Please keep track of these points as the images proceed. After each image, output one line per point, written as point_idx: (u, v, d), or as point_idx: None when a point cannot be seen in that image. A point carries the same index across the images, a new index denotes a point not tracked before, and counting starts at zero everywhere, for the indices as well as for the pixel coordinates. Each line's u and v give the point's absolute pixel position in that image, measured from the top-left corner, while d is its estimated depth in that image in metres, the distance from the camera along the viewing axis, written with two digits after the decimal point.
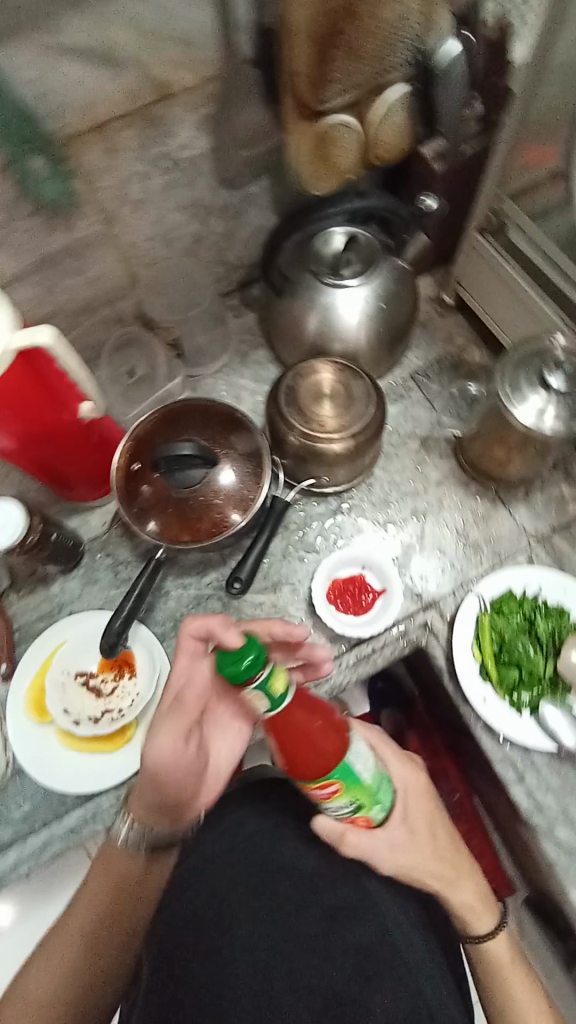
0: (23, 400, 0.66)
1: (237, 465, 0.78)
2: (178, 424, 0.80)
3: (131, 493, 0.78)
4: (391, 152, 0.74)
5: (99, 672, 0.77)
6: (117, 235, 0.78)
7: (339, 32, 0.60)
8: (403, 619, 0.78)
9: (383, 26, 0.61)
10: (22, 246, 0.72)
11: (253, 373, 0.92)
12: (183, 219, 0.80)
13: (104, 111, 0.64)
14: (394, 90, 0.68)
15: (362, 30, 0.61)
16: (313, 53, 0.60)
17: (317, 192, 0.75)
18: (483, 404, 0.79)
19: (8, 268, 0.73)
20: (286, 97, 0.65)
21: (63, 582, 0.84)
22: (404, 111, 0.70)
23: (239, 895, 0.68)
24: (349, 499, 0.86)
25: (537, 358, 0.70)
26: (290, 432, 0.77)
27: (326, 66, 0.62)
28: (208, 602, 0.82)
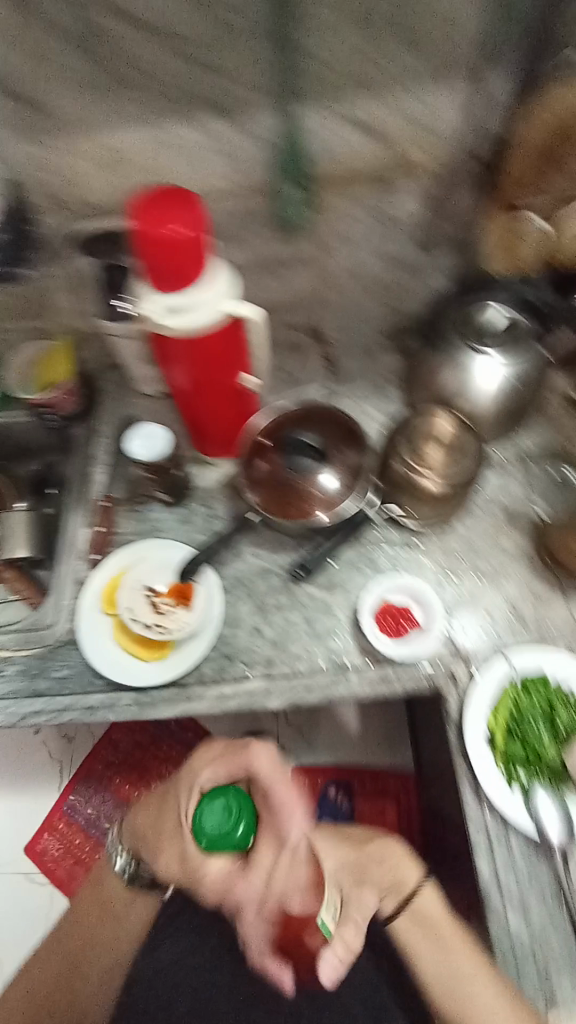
0: (210, 356, 0.81)
1: (340, 474, 0.89)
2: (307, 420, 0.93)
3: (249, 458, 0.92)
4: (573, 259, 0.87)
5: (164, 592, 0.89)
6: (319, 260, 0.93)
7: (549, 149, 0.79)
8: (432, 658, 0.83)
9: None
10: (249, 244, 0.90)
11: (381, 406, 1.03)
12: (375, 264, 0.95)
13: (349, 164, 0.82)
14: None
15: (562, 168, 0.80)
16: (524, 163, 0.81)
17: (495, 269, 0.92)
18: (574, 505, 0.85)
19: (231, 259, 0.91)
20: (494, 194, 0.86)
21: (163, 512, 1.00)
22: None
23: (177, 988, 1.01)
24: (422, 538, 0.93)
25: None
26: (396, 458, 0.88)
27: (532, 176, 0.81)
28: (269, 577, 0.92)
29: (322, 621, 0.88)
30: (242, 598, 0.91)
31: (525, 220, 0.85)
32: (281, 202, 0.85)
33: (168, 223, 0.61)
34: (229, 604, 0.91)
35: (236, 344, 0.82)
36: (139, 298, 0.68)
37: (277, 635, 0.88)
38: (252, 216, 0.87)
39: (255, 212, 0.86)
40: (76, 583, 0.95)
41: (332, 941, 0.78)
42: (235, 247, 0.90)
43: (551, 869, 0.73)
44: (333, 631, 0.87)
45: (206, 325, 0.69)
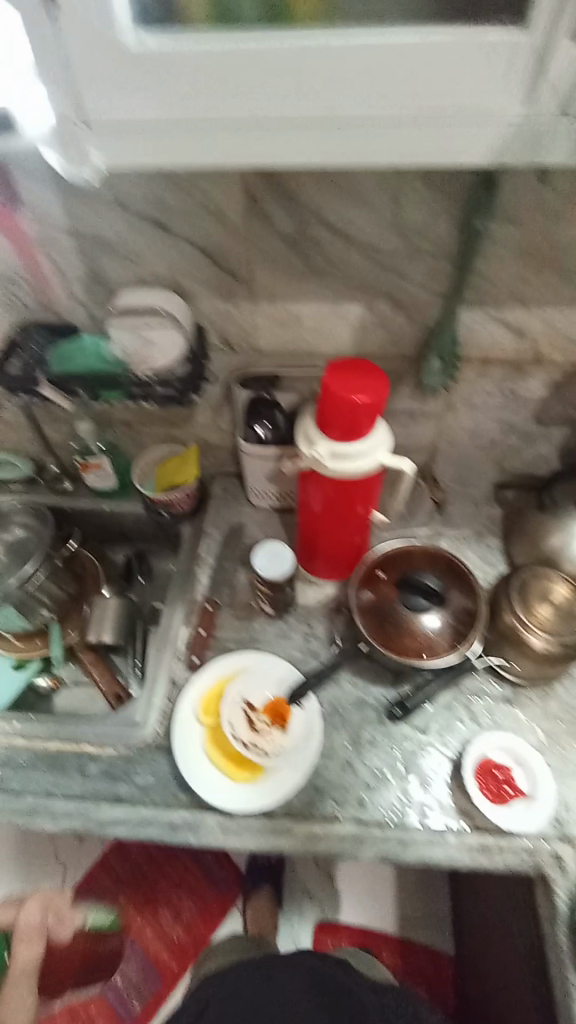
0: (349, 492, 0.86)
1: (451, 617, 0.92)
2: (419, 559, 0.98)
3: (361, 588, 0.96)
4: None
5: (261, 710, 0.90)
6: (444, 420, 1.03)
7: None
8: (537, 836, 0.80)
9: None
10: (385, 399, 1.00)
11: (482, 553, 1.09)
12: (493, 430, 1.05)
13: (490, 353, 0.92)
14: None
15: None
16: None
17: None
18: None
19: None
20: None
21: (262, 624, 1.03)
22: None
23: None
24: (522, 694, 0.92)
25: None
26: (503, 610, 0.91)
27: None
28: (365, 710, 0.92)
29: (418, 769, 0.86)
30: (336, 728, 0.90)
31: None
32: (425, 372, 0.92)
33: (354, 395, 0.70)
34: (323, 732, 0.89)
35: (375, 483, 0.87)
36: (309, 437, 0.76)
37: (372, 777, 0.85)
38: (394, 382, 0.97)
39: (398, 378, 0.96)
40: (172, 685, 0.96)
41: None
42: None
43: None
44: (430, 782, 0.84)
45: (360, 471, 0.76)
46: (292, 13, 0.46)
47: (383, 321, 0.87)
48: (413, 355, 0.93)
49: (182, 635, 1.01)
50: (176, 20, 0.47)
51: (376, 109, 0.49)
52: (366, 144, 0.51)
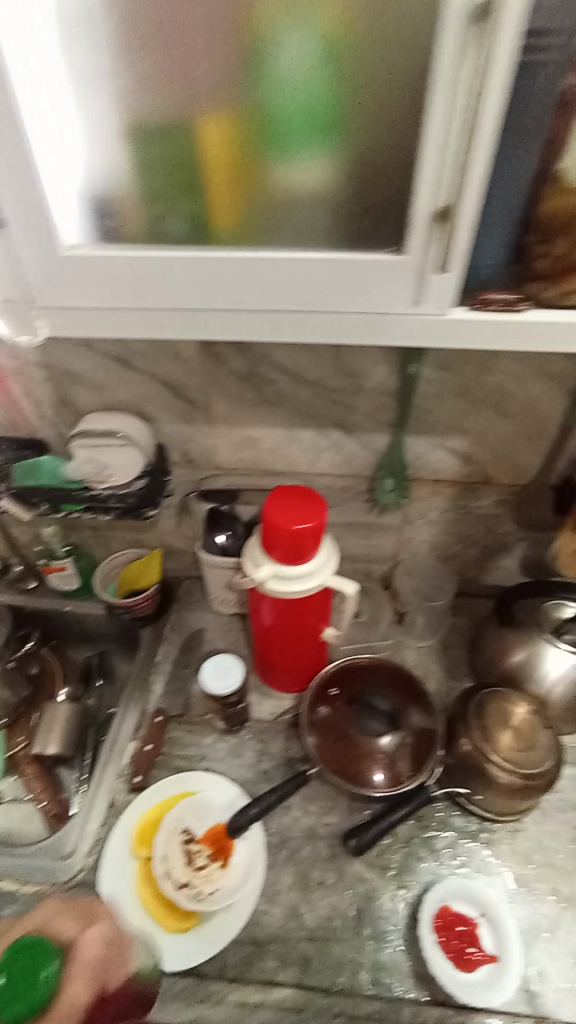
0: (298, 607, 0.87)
1: (407, 740, 0.89)
2: (375, 673, 0.95)
3: (314, 705, 0.93)
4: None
5: (201, 842, 0.83)
6: (402, 531, 1.05)
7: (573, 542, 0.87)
8: (505, 1011, 0.71)
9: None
10: (342, 510, 1.02)
11: (446, 664, 1.06)
12: (451, 542, 1.05)
13: (441, 472, 0.95)
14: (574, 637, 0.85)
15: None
16: None
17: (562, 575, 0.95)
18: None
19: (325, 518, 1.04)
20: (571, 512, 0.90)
21: (215, 740, 0.98)
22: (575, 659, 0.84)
23: None
24: (486, 830, 0.86)
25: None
26: (461, 738, 0.86)
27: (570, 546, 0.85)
28: (316, 845, 0.85)
29: (371, 920, 0.78)
30: (283, 867, 0.83)
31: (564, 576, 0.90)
32: (379, 491, 0.95)
33: (295, 521, 0.72)
34: (269, 873, 0.83)
35: (325, 596, 0.87)
36: (255, 558, 0.78)
37: (318, 930, 0.78)
38: (351, 495, 0.99)
39: (354, 493, 0.99)
40: (110, 809, 0.90)
41: None
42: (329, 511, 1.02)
43: None
44: (383, 936, 0.77)
45: (306, 593, 0.77)
46: (213, 227, 0.56)
47: (335, 443, 0.92)
48: (366, 472, 0.96)
49: (128, 752, 0.96)
50: (118, 233, 0.57)
51: (287, 305, 0.57)
52: (282, 330, 0.60)
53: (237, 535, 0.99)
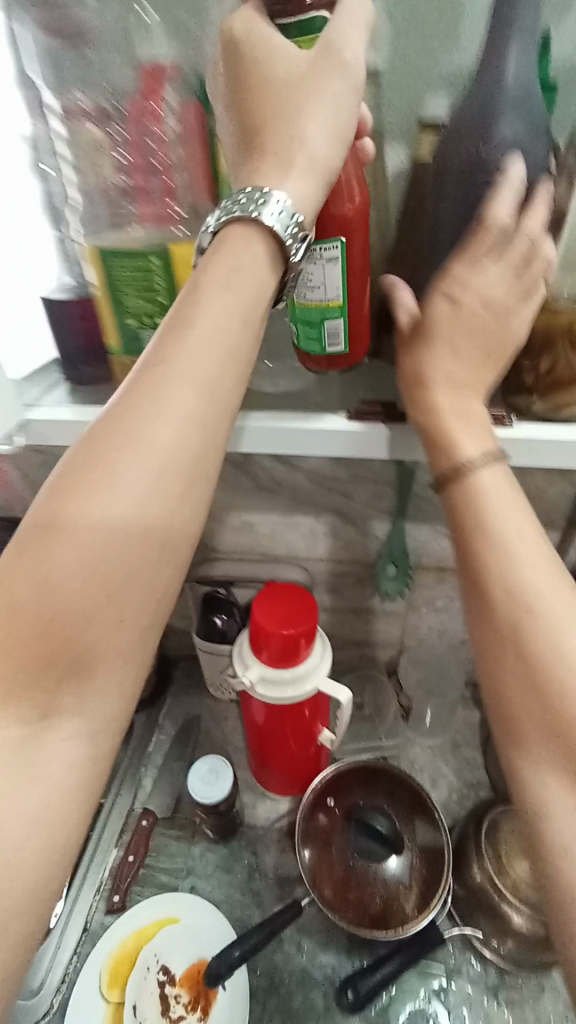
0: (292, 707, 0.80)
1: (412, 865, 0.79)
2: (377, 783, 0.87)
3: (309, 817, 0.85)
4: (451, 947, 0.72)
5: (178, 983, 0.75)
6: (407, 617, 0.99)
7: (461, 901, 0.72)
8: None
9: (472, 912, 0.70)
10: (343, 594, 0.97)
11: (459, 767, 0.97)
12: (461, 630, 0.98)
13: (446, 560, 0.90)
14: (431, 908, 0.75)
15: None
16: None
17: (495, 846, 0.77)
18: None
19: (326, 602, 0.99)
20: None
21: (203, 851, 0.90)
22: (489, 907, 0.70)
23: None
24: (508, 987, 0.74)
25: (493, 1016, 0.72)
26: (475, 869, 0.77)
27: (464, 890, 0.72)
28: (310, 992, 0.75)
29: None
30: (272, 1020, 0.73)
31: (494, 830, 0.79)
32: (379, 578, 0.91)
33: (288, 626, 0.67)
34: None
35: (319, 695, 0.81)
36: (244, 658, 0.72)
37: None
38: (351, 579, 0.95)
39: (354, 577, 0.95)
40: (83, 933, 0.82)
41: None
42: (329, 594, 0.98)
43: None
44: None
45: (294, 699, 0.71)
46: None
47: (334, 529, 0.89)
48: (367, 556, 0.92)
49: (107, 864, 0.88)
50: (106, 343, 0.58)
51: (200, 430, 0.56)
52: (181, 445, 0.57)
53: (234, 619, 0.92)
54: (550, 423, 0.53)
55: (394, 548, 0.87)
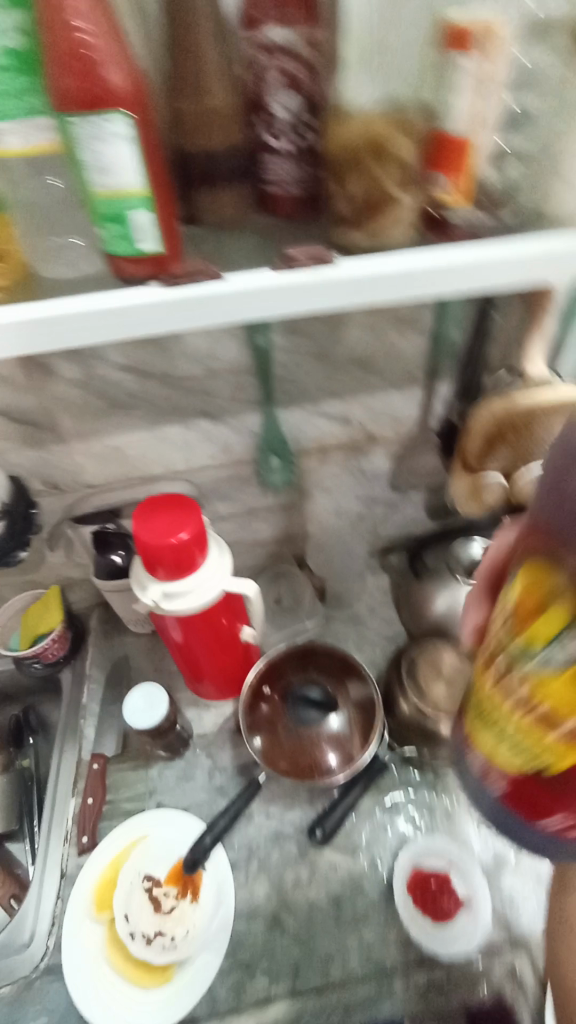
0: (206, 617, 0.81)
1: (347, 718, 0.88)
2: (307, 661, 0.93)
3: (250, 708, 0.90)
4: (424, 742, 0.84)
5: (164, 885, 0.79)
6: (303, 506, 1.01)
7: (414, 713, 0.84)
8: (484, 952, 0.72)
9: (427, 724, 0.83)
10: (237, 499, 0.96)
11: (378, 625, 1.06)
12: (355, 504, 1.03)
13: (325, 440, 0.90)
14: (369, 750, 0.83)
15: (520, 434, 0.83)
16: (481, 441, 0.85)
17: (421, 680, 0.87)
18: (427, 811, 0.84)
19: (223, 512, 0.98)
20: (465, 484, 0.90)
21: (161, 770, 0.92)
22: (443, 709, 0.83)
23: None
24: (445, 779, 0.87)
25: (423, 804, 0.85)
26: (403, 699, 0.87)
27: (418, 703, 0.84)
28: (284, 845, 0.83)
29: (353, 902, 0.77)
30: (256, 879, 0.80)
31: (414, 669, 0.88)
32: (266, 473, 0.91)
33: (174, 535, 0.65)
34: (241, 889, 0.79)
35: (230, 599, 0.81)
36: (143, 582, 0.70)
37: (301, 931, 0.76)
38: (241, 483, 0.93)
39: (243, 479, 0.93)
40: (61, 879, 0.82)
41: None
42: (223, 503, 0.96)
43: None
44: (366, 915, 0.76)
45: (200, 608, 0.70)
46: None
47: (206, 434, 0.85)
48: (250, 455, 0.90)
49: (68, 812, 0.87)
50: None
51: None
52: None
53: (131, 549, 0.88)
54: (372, 252, 0.49)
55: (272, 438, 0.86)
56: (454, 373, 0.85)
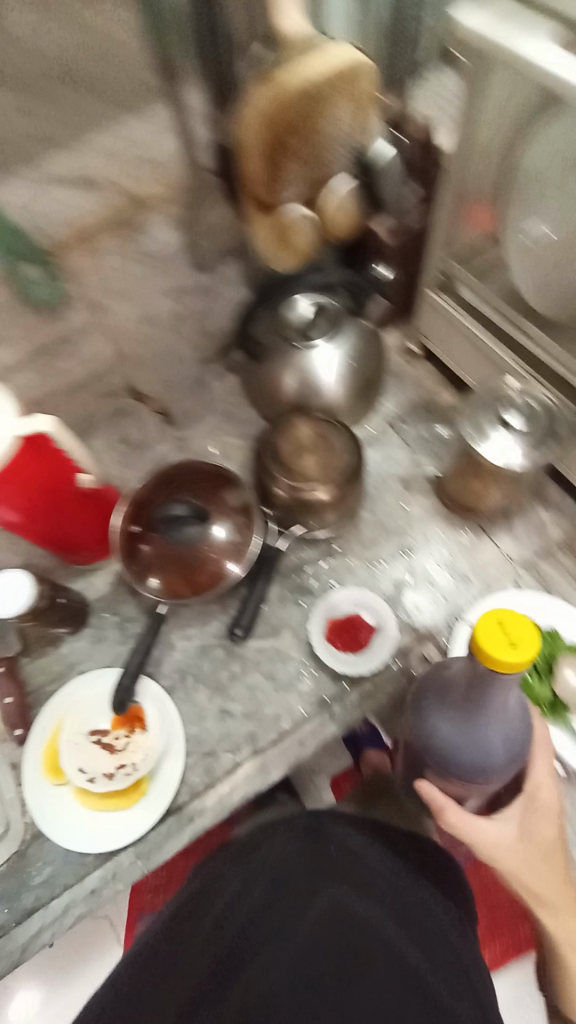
0: (24, 476, 0.72)
1: (229, 522, 0.84)
2: (172, 487, 0.87)
3: (130, 553, 0.84)
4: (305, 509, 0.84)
5: (112, 729, 0.79)
6: (104, 322, 0.86)
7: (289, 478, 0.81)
8: (400, 656, 0.81)
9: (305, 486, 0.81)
10: (19, 339, 0.78)
11: (239, 430, 1.02)
12: (164, 301, 0.90)
13: (85, 219, 0.71)
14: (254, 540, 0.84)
15: (304, 135, 0.68)
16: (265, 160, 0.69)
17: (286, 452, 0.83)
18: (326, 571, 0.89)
19: (9, 360, 0.79)
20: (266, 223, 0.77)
21: (72, 643, 0.90)
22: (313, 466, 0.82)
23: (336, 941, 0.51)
24: (338, 541, 0.91)
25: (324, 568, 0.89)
26: (277, 484, 0.83)
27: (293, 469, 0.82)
28: (210, 652, 0.86)
29: (285, 667, 0.83)
30: (195, 687, 0.83)
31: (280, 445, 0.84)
32: (28, 288, 0.72)
33: None
34: (184, 703, 0.83)
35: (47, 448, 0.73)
36: None
37: (248, 709, 0.82)
38: (10, 315, 0.74)
39: (9, 309, 0.73)
40: (15, 768, 0.80)
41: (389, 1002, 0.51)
42: (3, 348, 0.77)
43: None
44: (299, 673, 0.83)
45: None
46: None
47: None
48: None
49: None
50: None
51: None
52: None
53: None
54: None
55: (6, 232, 0.65)
56: (202, 73, 0.69)
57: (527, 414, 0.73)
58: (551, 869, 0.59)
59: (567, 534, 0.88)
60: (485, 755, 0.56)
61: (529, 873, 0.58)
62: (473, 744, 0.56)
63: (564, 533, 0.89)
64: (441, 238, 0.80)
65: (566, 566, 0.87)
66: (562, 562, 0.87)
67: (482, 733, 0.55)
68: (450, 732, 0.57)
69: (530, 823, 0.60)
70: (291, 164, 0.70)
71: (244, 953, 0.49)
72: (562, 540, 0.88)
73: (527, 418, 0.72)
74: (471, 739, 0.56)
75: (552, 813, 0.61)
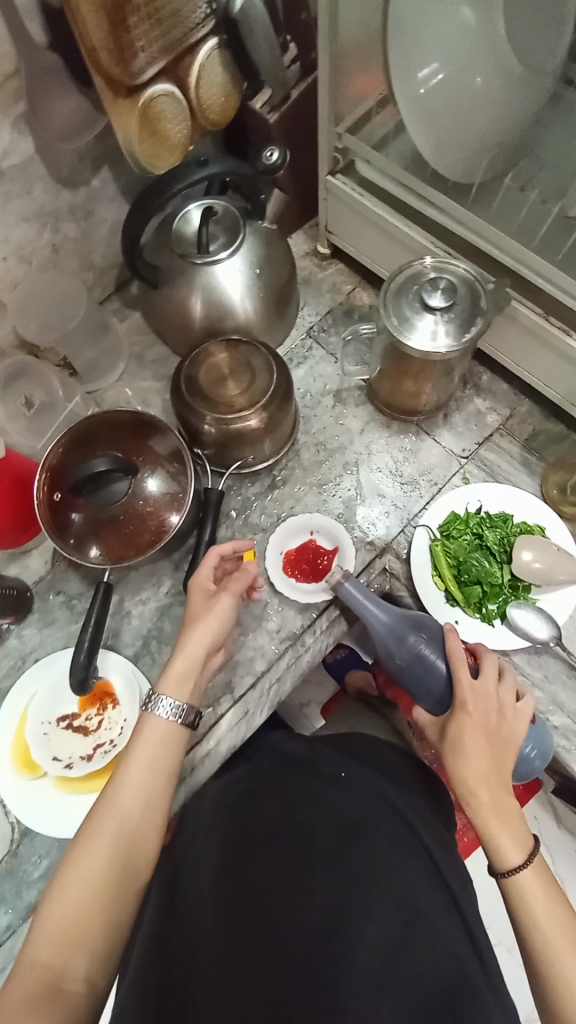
0: None
1: (161, 469, 0.78)
2: (88, 443, 0.78)
3: (58, 523, 0.75)
4: (237, 438, 0.77)
5: (81, 712, 0.75)
6: None
7: (222, 396, 0.75)
8: (364, 571, 0.80)
9: (242, 397, 0.75)
10: None
11: (154, 371, 0.93)
12: (33, 230, 0.78)
13: None
14: (190, 483, 0.77)
15: None
16: (108, 20, 0.57)
17: (210, 383, 0.76)
18: (274, 500, 0.85)
19: None
20: (129, 108, 0.65)
21: (20, 632, 0.82)
22: (246, 390, 0.76)
23: (327, 849, 0.56)
24: (281, 471, 0.86)
25: (272, 499, 0.85)
26: (203, 421, 0.75)
27: (225, 389, 0.76)
28: (170, 608, 0.82)
29: (250, 608, 0.80)
30: (161, 647, 0.79)
31: (203, 375, 0.77)
32: None
33: None
34: (154, 666, 0.79)
35: None
36: None
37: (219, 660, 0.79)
38: None
39: None
40: None
41: (382, 860, 0.55)
42: None
43: (555, 656, 0.76)
44: (265, 611, 0.80)
45: None
46: None
47: None
48: None
49: None
50: None
51: None
52: None
53: None
54: None
55: None
56: None
57: (448, 292, 0.67)
58: (480, 752, 0.59)
59: (505, 418, 0.87)
60: (409, 666, 0.69)
61: (453, 756, 0.60)
62: (403, 656, 0.70)
63: (502, 418, 0.87)
64: (328, 110, 0.71)
65: (508, 449, 0.86)
66: (503, 447, 0.86)
67: (412, 646, 0.69)
68: (384, 626, 0.71)
69: (451, 724, 0.61)
70: (139, 15, 0.60)
71: (239, 932, 0.49)
72: (501, 425, 0.87)
73: (448, 296, 0.67)
74: (403, 647, 0.70)
75: (482, 725, 0.60)
